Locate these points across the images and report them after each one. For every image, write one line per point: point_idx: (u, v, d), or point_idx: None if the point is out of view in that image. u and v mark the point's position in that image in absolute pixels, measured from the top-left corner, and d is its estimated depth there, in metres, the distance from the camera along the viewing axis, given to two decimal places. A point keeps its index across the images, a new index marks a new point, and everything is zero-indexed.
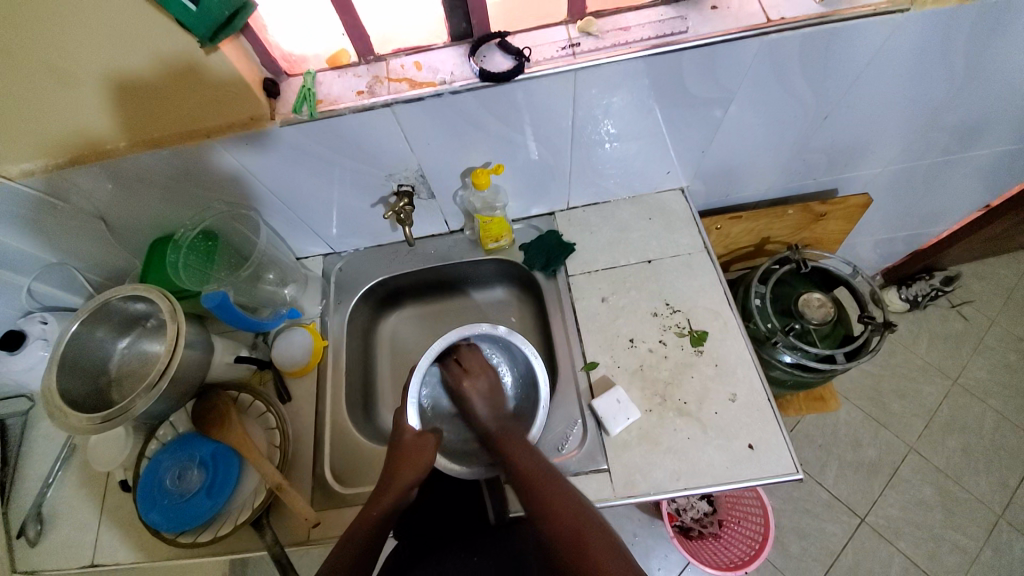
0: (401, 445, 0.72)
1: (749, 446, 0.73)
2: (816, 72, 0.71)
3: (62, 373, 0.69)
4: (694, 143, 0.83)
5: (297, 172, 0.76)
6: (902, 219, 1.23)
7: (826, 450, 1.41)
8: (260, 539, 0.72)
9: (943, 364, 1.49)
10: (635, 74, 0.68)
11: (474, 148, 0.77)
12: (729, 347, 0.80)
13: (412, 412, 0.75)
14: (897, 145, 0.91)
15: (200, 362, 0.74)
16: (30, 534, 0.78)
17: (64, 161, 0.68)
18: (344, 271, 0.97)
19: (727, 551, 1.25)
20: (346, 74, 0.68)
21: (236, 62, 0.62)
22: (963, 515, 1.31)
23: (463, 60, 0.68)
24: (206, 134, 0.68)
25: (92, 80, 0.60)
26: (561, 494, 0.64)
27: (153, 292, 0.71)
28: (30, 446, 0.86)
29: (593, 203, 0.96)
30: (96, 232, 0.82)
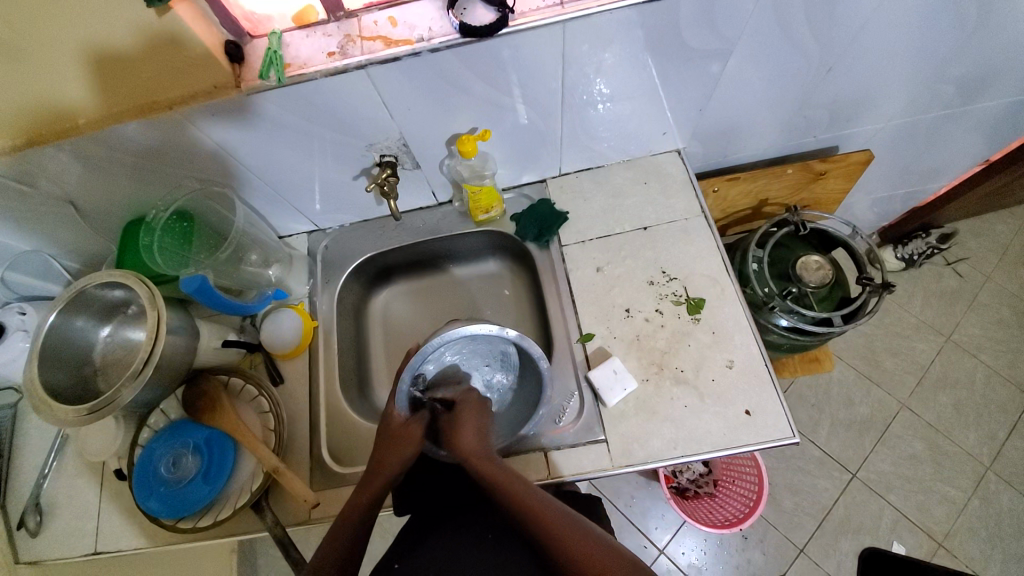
0: (392, 426, 0.72)
1: (746, 412, 0.73)
2: (821, 19, 0.67)
3: (43, 365, 0.67)
4: (690, 101, 0.79)
5: (272, 145, 0.72)
6: (901, 176, 1.20)
7: (819, 410, 1.44)
8: (261, 522, 0.71)
9: (936, 322, 1.49)
10: (629, 25, 0.63)
11: (458, 113, 0.73)
12: (727, 313, 0.79)
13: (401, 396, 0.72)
14: (902, 97, 0.87)
15: (185, 347, 0.72)
16: (29, 525, 0.77)
17: (19, 142, 0.63)
18: (330, 249, 0.94)
19: (723, 509, 1.28)
20: (315, 34, 0.63)
21: (194, 25, 0.56)
22: (951, 467, 1.35)
23: (442, 14, 0.62)
24: (168, 106, 0.63)
25: (37, 50, 0.55)
26: (555, 511, 0.58)
27: (129, 278, 0.68)
28: (22, 438, 0.85)
29: (586, 169, 0.92)
30: (65, 216, 0.78)
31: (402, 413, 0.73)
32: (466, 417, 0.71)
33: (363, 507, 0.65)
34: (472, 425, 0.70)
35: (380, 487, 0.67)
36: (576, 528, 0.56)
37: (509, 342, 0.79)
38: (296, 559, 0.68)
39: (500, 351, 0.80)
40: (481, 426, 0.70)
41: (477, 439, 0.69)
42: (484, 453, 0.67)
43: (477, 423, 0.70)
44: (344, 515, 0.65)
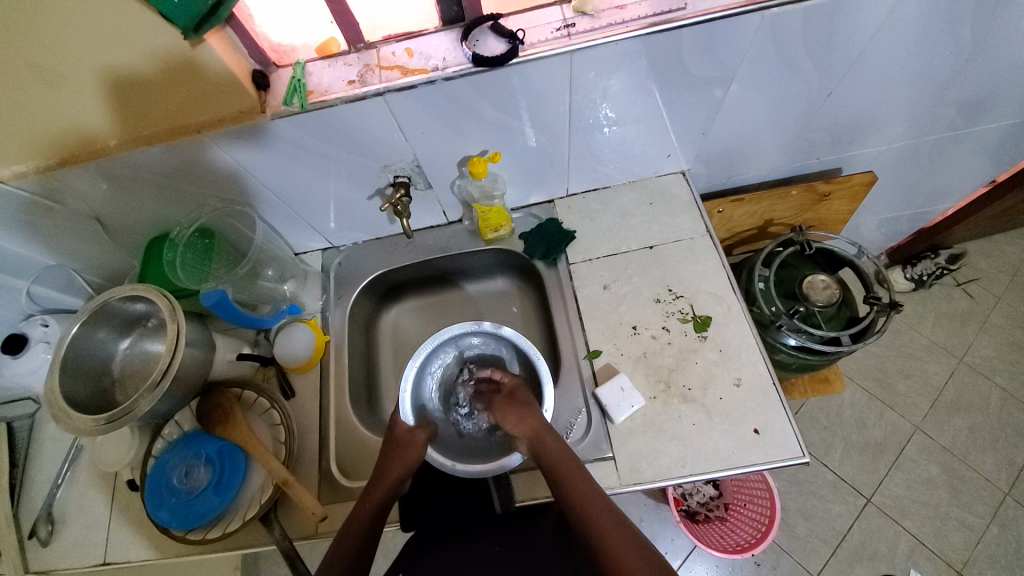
0: (397, 432, 0.73)
1: (754, 430, 0.73)
2: (819, 47, 0.69)
3: (64, 376, 0.69)
4: (694, 126, 0.81)
5: (290, 166, 0.75)
6: (907, 197, 1.21)
7: (831, 432, 1.42)
8: (269, 534, 0.71)
9: (948, 343, 1.48)
10: (633, 54, 0.66)
11: (471, 137, 0.76)
12: (733, 332, 0.79)
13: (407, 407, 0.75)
14: (901, 120, 0.89)
15: (201, 361, 0.74)
16: (41, 535, 0.78)
17: (55, 160, 0.67)
18: (343, 266, 0.96)
19: (734, 533, 1.26)
20: (336, 63, 0.66)
21: (223, 53, 0.60)
22: (969, 493, 1.31)
23: (455, 45, 0.66)
24: (196, 130, 0.66)
25: (80, 76, 0.59)
26: (619, 530, 0.62)
27: (151, 292, 0.71)
28: (37, 449, 0.87)
29: (593, 189, 0.94)
30: (92, 232, 0.81)
31: (408, 423, 0.74)
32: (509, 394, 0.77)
33: (370, 513, 0.66)
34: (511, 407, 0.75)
35: (382, 498, 0.67)
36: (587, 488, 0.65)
37: (515, 359, 0.83)
38: (303, 573, 0.68)
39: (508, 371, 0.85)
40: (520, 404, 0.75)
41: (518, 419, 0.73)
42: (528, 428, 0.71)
43: (523, 405, 0.75)
44: (347, 525, 0.65)
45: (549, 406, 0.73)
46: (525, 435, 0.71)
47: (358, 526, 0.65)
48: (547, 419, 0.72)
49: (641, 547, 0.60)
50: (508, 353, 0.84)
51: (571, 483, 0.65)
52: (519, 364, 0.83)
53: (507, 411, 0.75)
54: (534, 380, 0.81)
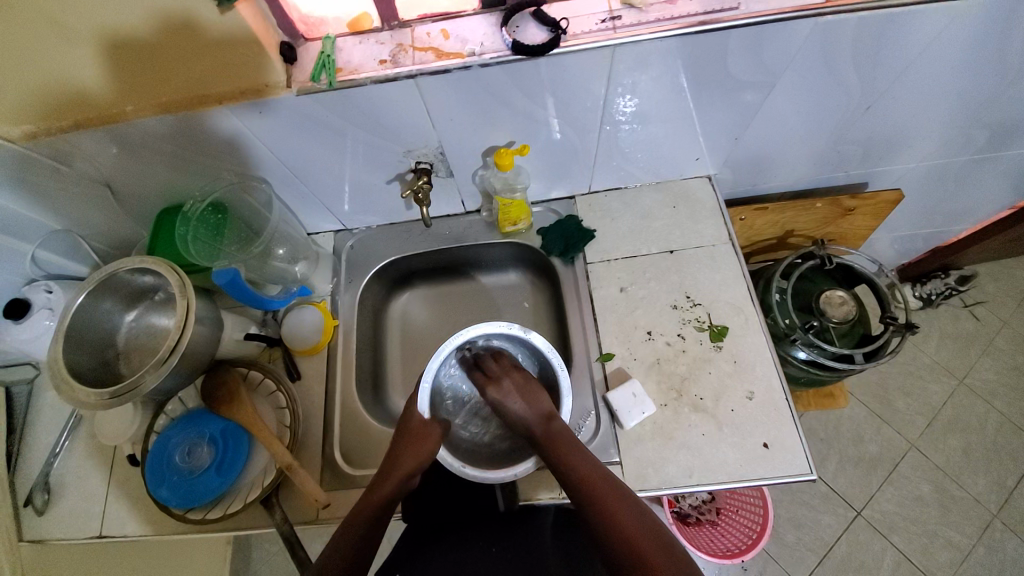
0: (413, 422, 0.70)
1: (764, 444, 0.72)
2: (867, 57, 0.67)
3: (67, 347, 0.67)
4: (727, 130, 0.79)
5: (310, 144, 0.73)
6: (927, 216, 1.20)
7: (827, 445, 1.42)
8: (270, 517, 0.71)
9: (950, 364, 1.48)
10: (675, 53, 0.64)
11: (499, 127, 0.73)
12: (750, 344, 0.78)
13: (423, 396, 0.71)
14: (936, 140, 0.87)
15: (210, 338, 0.72)
16: (36, 503, 0.77)
17: (69, 123, 0.65)
18: (355, 249, 0.94)
19: (724, 538, 1.27)
20: (368, 41, 0.64)
21: (251, 21, 0.57)
22: (957, 513, 1.33)
23: (494, 30, 0.63)
24: (217, 100, 0.64)
25: (97, 34, 0.55)
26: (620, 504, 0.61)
27: (160, 265, 0.69)
28: (35, 415, 0.85)
29: (616, 188, 0.92)
30: (101, 198, 0.79)
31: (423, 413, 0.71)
32: (508, 389, 0.71)
33: (375, 507, 0.64)
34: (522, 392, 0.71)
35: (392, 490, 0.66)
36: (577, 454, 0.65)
37: (531, 367, 0.81)
38: (302, 559, 0.68)
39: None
40: (530, 392, 0.71)
41: (530, 406, 0.69)
42: (543, 415, 0.68)
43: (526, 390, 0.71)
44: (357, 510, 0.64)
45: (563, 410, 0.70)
46: (537, 421, 0.68)
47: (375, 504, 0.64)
48: (562, 420, 0.69)
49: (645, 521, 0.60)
50: (524, 359, 0.82)
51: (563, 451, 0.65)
52: (535, 373, 0.81)
53: (513, 400, 0.69)
54: (547, 385, 0.78)
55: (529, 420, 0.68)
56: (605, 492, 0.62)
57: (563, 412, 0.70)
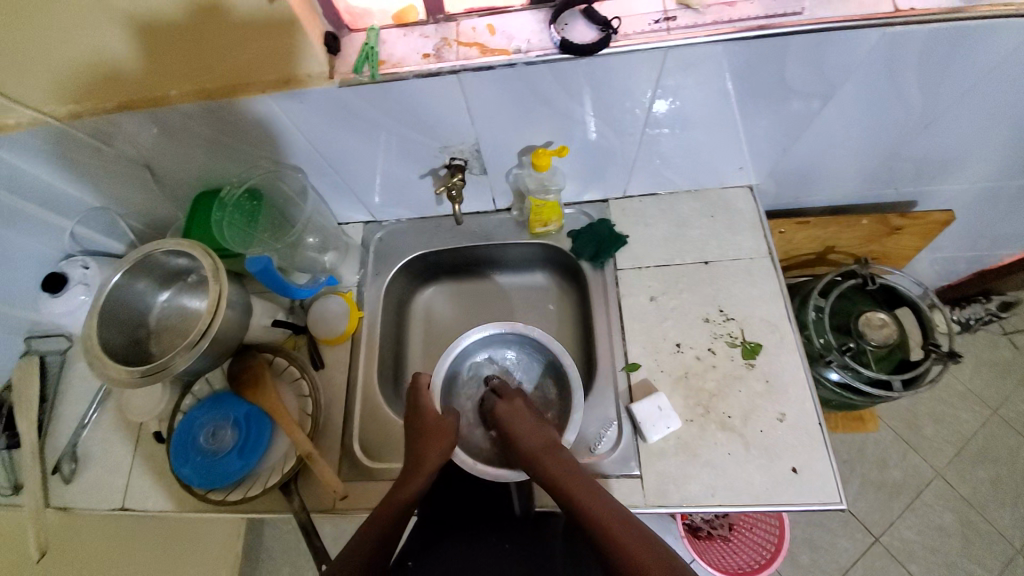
0: (424, 424, 0.71)
1: (792, 469, 0.69)
2: (934, 72, 0.63)
3: (102, 324, 0.68)
4: (774, 140, 0.76)
5: (347, 135, 0.72)
6: (976, 239, 1.14)
7: (849, 467, 1.37)
8: (288, 504, 0.71)
9: (986, 393, 1.41)
10: (728, 58, 0.61)
11: (538, 126, 0.72)
12: (784, 364, 0.76)
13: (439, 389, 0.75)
14: (998, 160, 0.82)
15: (239, 324, 0.73)
16: (65, 471, 0.80)
17: (114, 105, 0.66)
18: (383, 241, 0.94)
19: (736, 555, 1.24)
20: (412, 34, 0.63)
21: (297, 11, 0.56)
22: (985, 549, 1.27)
23: (542, 27, 0.62)
24: (258, 89, 0.64)
25: (147, 20, 0.56)
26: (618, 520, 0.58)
27: (194, 248, 0.69)
28: (66, 385, 0.88)
29: (651, 193, 0.90)
30: (140, 178, 0.80)
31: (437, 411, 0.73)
32: (516, 411, 0.73)
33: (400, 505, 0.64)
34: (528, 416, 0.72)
35: (420, 484, 0.66)
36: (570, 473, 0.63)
37: (547, 376, 0.83)
38: (318, 548, 0.68)
39: (541, 390, 0.83)
40: (536, 417, 0.72)
41: (534, 432, 0.69)
42: (546, 444, 0.67)
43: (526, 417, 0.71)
44: (383, 504, 0.64)
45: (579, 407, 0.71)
46: (536, 445, 0.67)
47: (395, 503, 0.64)
48: (577, 415, 0.70)
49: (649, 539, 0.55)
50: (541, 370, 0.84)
51: (555, 470, 0.64)
52: (552, 384, 0.82)
53: (516, 427, 0.70)
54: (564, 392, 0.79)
55: (529, 442, 0.68)
56: (629, 537, 0.55)
57: (579, 408, 0.71)
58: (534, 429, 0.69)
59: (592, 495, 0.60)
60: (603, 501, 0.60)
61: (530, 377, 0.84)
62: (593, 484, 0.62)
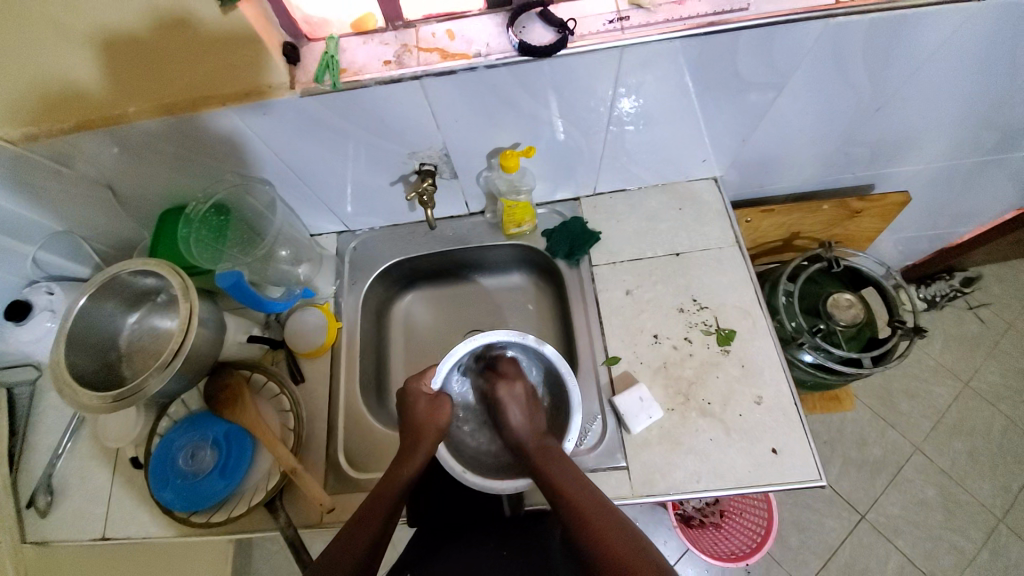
0: (415, 419, 0.69)
1: (772, 450, 0.71)
2: (877, 59, 0.66)
3: (69, 349, 0.66)
4: (734, 132, 0.78)
5: (314, 145, 0.72)
6: (933, 218, 1.19)
7: (830, 447, 1.41)
8: (274, 521, 0.70)
9: (955, 367, 1.47)
10: (683, 54, 0.63)
11: (505, 128, 0.73)
12: (758, 348, 0.78)
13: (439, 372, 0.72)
14: (945, 141, 0.86)
15: (213, 341, 0.72)
16: (39, 505, 0.77)
17: (69, 125, 0.64)
18: (358, 251, 0.94)
19: (728, 541, 1.26)
20: (372, 41, 0.63)
21: (254, 23, 0.56)
22: (963, 517, 1.32)
23: (501, 30, 0.63)
24: (219, 102, 0.63)
25: (99, 35, 0.55)
26: (600, 511, 0.58)
27: (163, 267, 0.68)
28: (37, 417, 0.85)
29: (621, 189, 0.92)
30: (103, 200, 0.78)
31: (430, 390, 0.72)
32: (515, 396, 0.72)
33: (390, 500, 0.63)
34: (524, 407, 0.71)
35: (409, 475, 0.66)
36: (557, 465, 0.63)
37: (540, 379, 0.78)
38: (307, 562, 0.67)
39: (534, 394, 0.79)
40: (532, 408, 0.71)
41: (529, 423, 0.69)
42: (537, 434, 0.68)
43: (525, 405, 0.71)
44: (377, 494, 0.64)
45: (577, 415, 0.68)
46: (529, 436, 0.68)
47: (389, 494, 0.63)
48: (576, 418, 0.68)
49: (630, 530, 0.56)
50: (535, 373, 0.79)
51: (543, 463, 0.64)
52: (546, 387, 0.77)
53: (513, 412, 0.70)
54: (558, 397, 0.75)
55: (523, 433, 0.68)
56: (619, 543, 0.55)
57: (577, 409, 0.68)
58: (527, 422, 0.70)
59: (577, 484, 0.61)
60: (587, 491, 0.60)
61: (525, 377, 0.79)
62: (577, 474, 0.62)
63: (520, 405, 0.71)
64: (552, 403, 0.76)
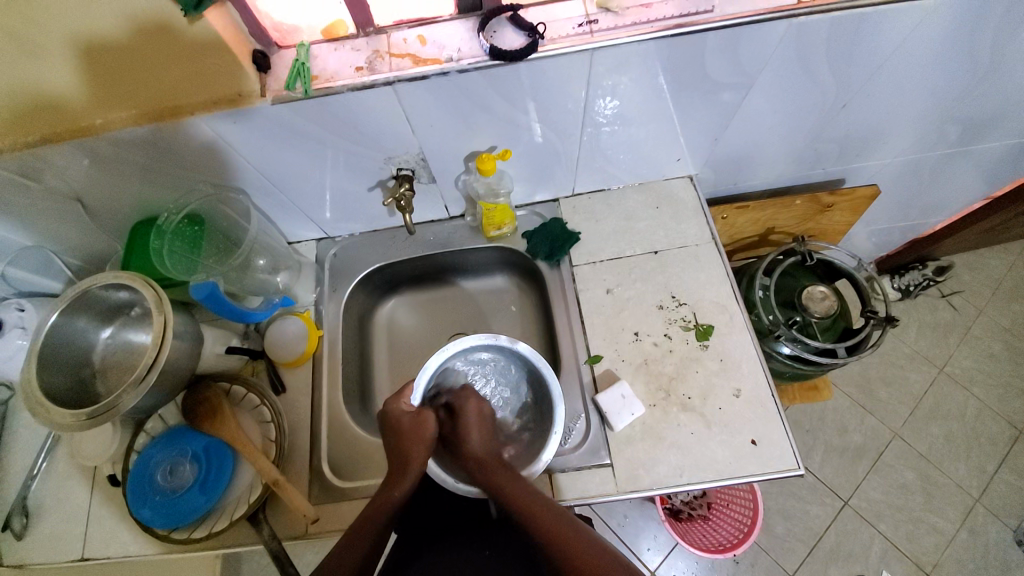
0: (399, 440, 0.67)
1: (752, 441, 0.73)
2: (841, 58, 0.68)
3: (41, 368, 0.65)
4: (707, 131, 0.80)
5: (290, 153, 0.71)
6: (902, 210, 1.23)
7: (813, 436, 1.44)
8: (257, 535, 0.69)
9: (930, 353, 1.51)
10: (653, 55, 0.64)
11: (480, 132, 0.73)
12: (736, 342, 0.79)
13: (418, 387, 0.72)
14: (910, 135, 0.89)
15: (189, 353, 0.70)
16: (15, 528, 0.75)
17: (32, 138, 0.63)
18: (338, 257, 0.93)
19: (716, 533, 1.28)
20: (343, 48, 0.63)
21: (222, 31, 0.56)
22: (941, 499, 1.36)
23: (472, 35, 0.63)
24: (189, 111, 0.62)
25: (65, 44, 0.54)
26: (557, 519, 0.59)
27: (135, 280, 0.67)
28: (11, 437, 0.82)
29: (599, 190, 0.93)
30: (73, 214, 0.76)
31: (411, 407, 0.71)
32: (475, 418, 0.70)
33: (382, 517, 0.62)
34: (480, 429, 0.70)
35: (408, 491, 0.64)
36: (513, 480, 0.63)
37: (523, 381, 0.79)
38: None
39: (516, 395, 0.79)
40: (489, 429, 0.70)
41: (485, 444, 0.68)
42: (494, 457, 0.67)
43: (484, 428, 0.70)
44: (363, 521, 0.61)
45: (560, 419, 0.68)
46: (487, 457, 0.67)
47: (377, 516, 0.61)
48: (560, 412, 0.68)
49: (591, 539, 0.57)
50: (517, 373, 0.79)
51: (499, 480, 0.63)
52: (528, 388, 0.78)
53: (469, 434, 0.69)
54: (541, 398, 0.76)
55: (480, 455, 0.67)
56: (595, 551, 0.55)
57: (560, 402, 0.69)
58: (485, 443, 0.68)
59: (534, 496, 0.61)
60: (543, 502, 0.60)
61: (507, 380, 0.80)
62: (534, 488, 0.62)
63: (479, 424, 0.70)
64: (535, 403, 0.77)
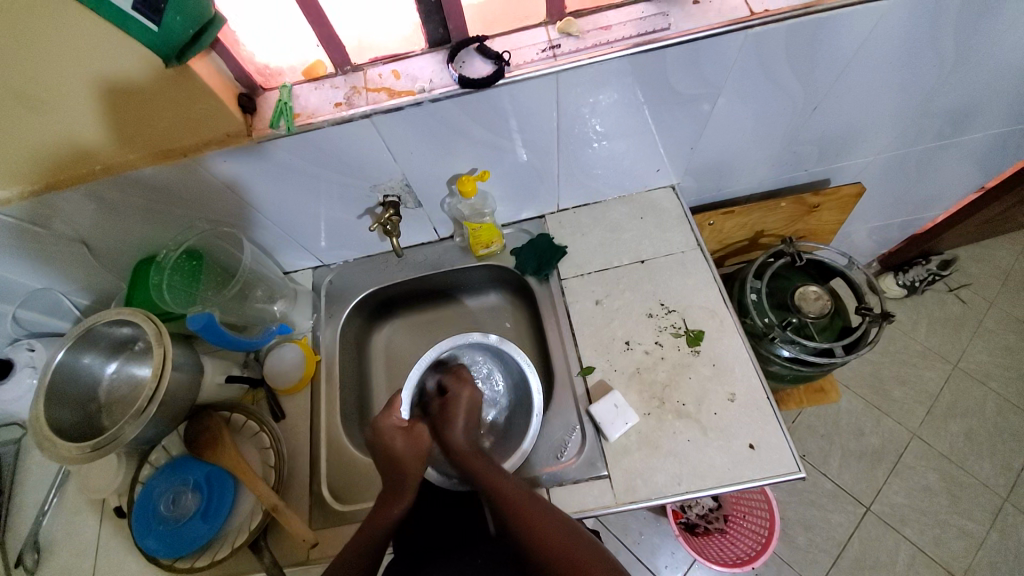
0: (394, 452, 0.70)
1: (749, 446, 0.72)
2: (804, 63, 0.70)
3: (49, 404, 0.68)
4: (682, 141, 0.82)
5: (282, 187, 0.75)
6: (895, 206, 1.22)
7: (828, 441, 1.41)
8: (259, 562, 0.70)
9: (943, 349, 1.48)
10: (620, 72, 0.66)
11: (460, 156, 0.76)
12: (727, 346, 0.79)
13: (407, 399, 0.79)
14: (887, 132, 0.90)
15: (189, 384, 0.73)
16: (27, 564, 0.77)
17: (38, 187, 0.67)
18: (334, 284, 0.96)
19: (734, 546, 1.24)
20: (323, 86, 0.67)
21: (208, 78, 0.60)
22: (967, 500, 1.31)
23: (441, 67, 0.66)
24: (181, 153, 0.66)
25: (66, 103, 0.58)
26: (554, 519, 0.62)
27: (137, 315, 0.70)
28: (24, 475, 0.85)
29: (584, 204, 0.95)
30: (80, 256, 0.80)
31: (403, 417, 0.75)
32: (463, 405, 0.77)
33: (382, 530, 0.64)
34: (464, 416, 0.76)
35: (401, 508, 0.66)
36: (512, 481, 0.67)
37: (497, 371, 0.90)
38: None
39: (490, 387, 0.89)
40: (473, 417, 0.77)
41: (466, 432, 0.74)
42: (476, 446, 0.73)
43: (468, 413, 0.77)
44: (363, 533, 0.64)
45: (539, 409, 0.78)
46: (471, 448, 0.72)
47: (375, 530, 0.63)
48: (533, 421, 0.77)
49: (585, 538, 0.61)
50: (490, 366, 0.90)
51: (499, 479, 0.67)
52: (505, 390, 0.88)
53: (454, 419, 0.75)
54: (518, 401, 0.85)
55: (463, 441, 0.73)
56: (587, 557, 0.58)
57: (536, 412, 0.78)
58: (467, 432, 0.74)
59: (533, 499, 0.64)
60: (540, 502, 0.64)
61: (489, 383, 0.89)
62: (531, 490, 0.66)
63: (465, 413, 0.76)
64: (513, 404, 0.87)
